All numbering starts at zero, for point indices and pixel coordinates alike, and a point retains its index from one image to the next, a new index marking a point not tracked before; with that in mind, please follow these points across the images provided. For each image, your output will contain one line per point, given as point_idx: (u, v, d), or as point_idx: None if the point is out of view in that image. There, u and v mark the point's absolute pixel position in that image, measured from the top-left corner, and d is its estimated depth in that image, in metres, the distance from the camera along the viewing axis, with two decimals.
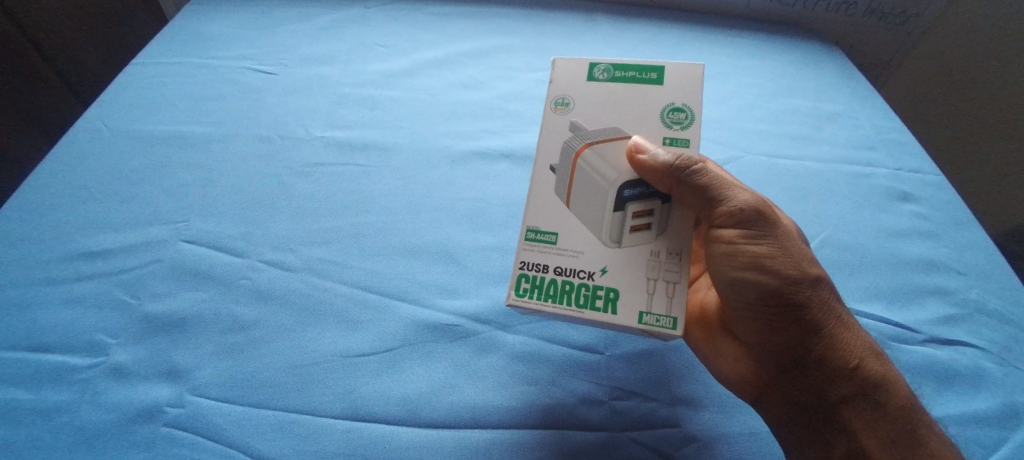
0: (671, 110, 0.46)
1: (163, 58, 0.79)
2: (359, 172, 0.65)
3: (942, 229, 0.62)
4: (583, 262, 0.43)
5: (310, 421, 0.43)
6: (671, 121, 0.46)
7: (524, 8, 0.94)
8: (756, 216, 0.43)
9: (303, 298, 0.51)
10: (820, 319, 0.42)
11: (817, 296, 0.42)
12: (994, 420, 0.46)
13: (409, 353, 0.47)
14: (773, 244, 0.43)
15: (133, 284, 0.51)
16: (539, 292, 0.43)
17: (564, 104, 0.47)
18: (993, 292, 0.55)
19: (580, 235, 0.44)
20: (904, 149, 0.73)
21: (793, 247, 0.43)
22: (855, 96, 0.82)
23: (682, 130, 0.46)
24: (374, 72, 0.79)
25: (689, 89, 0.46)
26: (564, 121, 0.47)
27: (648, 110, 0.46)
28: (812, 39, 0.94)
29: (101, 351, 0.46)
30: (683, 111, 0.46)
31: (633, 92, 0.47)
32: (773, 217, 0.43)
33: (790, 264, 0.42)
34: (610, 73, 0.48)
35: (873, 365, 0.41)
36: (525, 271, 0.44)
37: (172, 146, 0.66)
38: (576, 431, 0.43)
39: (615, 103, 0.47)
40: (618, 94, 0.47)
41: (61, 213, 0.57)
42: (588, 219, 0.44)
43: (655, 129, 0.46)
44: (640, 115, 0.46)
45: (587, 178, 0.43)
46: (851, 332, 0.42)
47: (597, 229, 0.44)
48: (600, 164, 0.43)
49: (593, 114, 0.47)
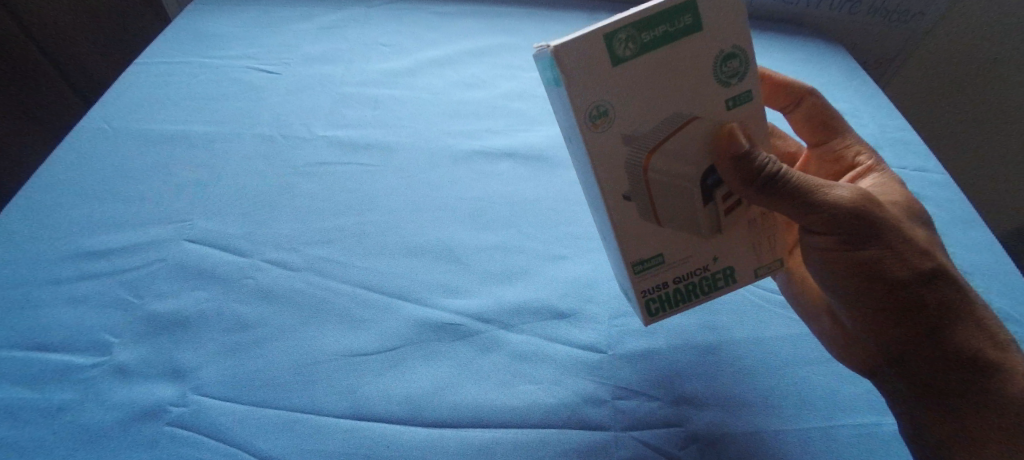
0: (722, 57, 0.38)
1: (166, 58, 0.79)
2: (361, 171, 0.64)
3: (947, 228, 0.62)
4: (698, 259, 0.43)
5: (311, 421, 0.43)
6: (725, 71, 0.39)
7: (525, 6, 0.94)
8: (865, 203, 0.39)
9: (305, 297, 0.51)
10: (943, 309, 0.39)
11: (942, 280, 0.39)
12: None
13: (412, 352, 0.47)
14: (891, 232, 0.39)
15: (136, 283, 0.51)
16: (667, 303, 0.44)
17: (602, 117, 0.37)
18: (998, 291, 0.55)
19: (683, 246, 0.43)
20: (908, 148, 0.72)
21: (901, 240, 0.39)
22: (858, 94, 0.82)
23: (739, 81, 0.39)
24: (375, 71, 0.79)
25: (730, 27, 0.38)
26: (611, 134, 0.37)
27: (698, 68, 0.38)
28: (814, 37, 0.94)
29: (104, 350, 0.46)
30: (734, 56, 0.38)
31: (672, 50, 0.37)
32: (876, 210, 0.39)
33: (913, 251, 0.39)
34: (637, 35, 0.36)
35: (995, 352, 0.38)
36: (650, 294, 0.43)
37: (175, 145, 0.66)
38: (578, 430, 0.43)
39: (656, 82, 0.37)
40: (659, 64, 0.37)
41: (64, 212, 0.57)
42: (681, 221, 0.41)
43: (709, 91, 0.39)
44: (686, 69, 0.38)
45: (667, 189, 0.39)
46: (976, 313, 0.39)
47: (694, 225, 0.42)
48: (676, 164, 0.39)
49: (643, 113, 0.38)
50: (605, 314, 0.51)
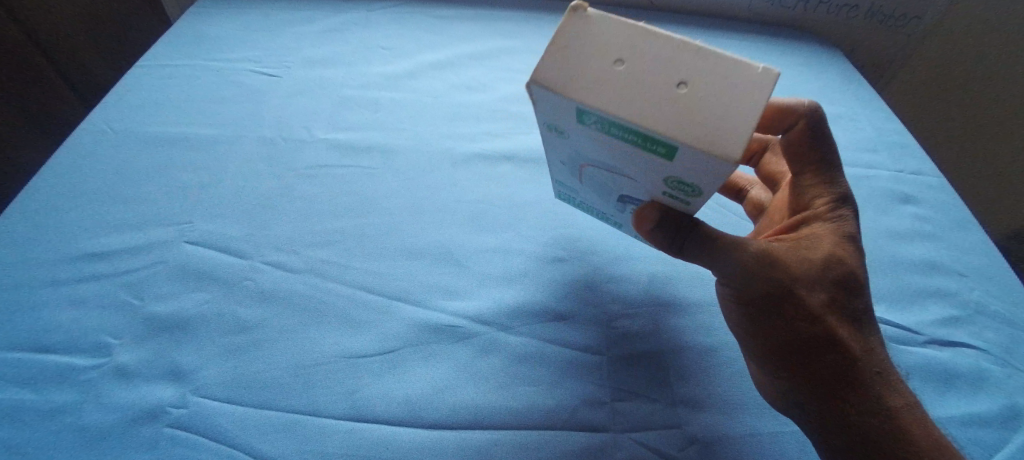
0: (676, 179, 0.39)
1: (167, 60, 0.79)
2: (362, 174, 0.65)
3: (943, 230, 0.62)
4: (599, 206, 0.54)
5: (311, 422, 0.43)
6: (676, 186, 0.40)
7: (525, 10, 0.95)
8: (760, 269, 0.42)
9: (304, 300, 0.51)
10: (828, 374, 0.41)
11: (831, 345, 0.41)
12: (997, 422, 0.45)
13: (411, 354, 0.48)
14: (782, 296, 0.42)
15: (137, 286, 0.52)
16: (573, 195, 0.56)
17: (559, 131, 0.42)
18: (995, 294, 0.55)
19: (592, 196, 0.52)
20: (905, 151, 0.73)
21: (787, 304, 0.42)
22: (855, 98, 0.82)
23: (693, 194, 0.40)
24: (376, 74, 0.79)
25: (705, 175, 0.36)
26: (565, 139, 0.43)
27: (654, 168, 0.39)
28: (813, 41, 0.94)
29: (104, 351, 0.47)
30: (688, 186, 0.39)
31: (637, 152, 0.38)
32: (771, 275, 0.42)
33: (803, 316, 0.42)
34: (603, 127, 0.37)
35: (874, 414, 0.40)
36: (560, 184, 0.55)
37: (176, 148, 0.66)
38: (576, 432, 0.43)
39: (613, 150, 0.39)
40: (619, 147, 0.38)
41: (65, 214, 0.57)
42: (597, 195, 0.51)
43: (654, 182, 0.41)
44: (643, 168, 0.40)
45: (594, 181, 0.48)
46: (866, 385, 0.41)
47: (603, 201, 0.51)
48: (601, 180, 0.46)
49: (590, 148, 0.42)
50: (603, 315, 0.52)
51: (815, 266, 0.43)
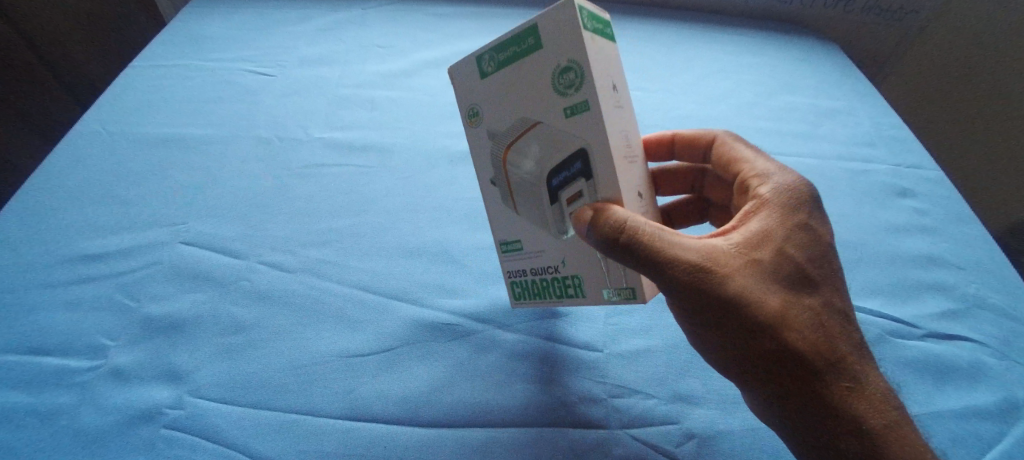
0: (561, 71, 0.38)
1: (163, 60, 0.79)
2: (358, 173, 0.65)
3: (941, 224, 0.62)
4: (546, 260, 0.45)
5: (309, 422, 0.43)
6: (565, 85, 0.38)
7: (522, 7, 0.94)
8: (704, 275, 0.36)
9: (302, 299, 0.51)
10: (797, 380, 0.36)
11: (796, 351, 0.36)
12: (995, 415, 0.45)
13: (409, 353, 0.47)
14: (735, 306, 0.36)
15: (133, 287, 0.51)
16: (529, 293, 0.48)
17: (475, 116, 0.45)
18: (993, 286, 0.55)
19: (536, 236, 0.44)
20: (903, 145, 0.73)
21: (741, 313, 0.36)
22: (853, 92, 0.82)
23: (579, 91, 0.37)
24: (373, 73, 0.79)
25: (575, 36, 0.36)
26: (482, 132, 0.45)
27: (539, 81, 0.39)
28: (810, 36, 0.94)
29: (101, 353, 0.46)
30: (572, 68, 0.37)
31: (516, 69, 0.40)
32: (716, 280, 0.36)
33: (760, 324, 0.36)
34: (495, 59, 0.42)
35: (875, 420, 0.35)
36: (515, 279, 0.49)
37: (172, 149, 0.66)
38: (575, 429, 0.43)
39: (508, 91, 0.42)
40: (509, 76, 0.41)
41: (61, 215, 0.57)
42: (535, 218, 0.43)
43: (555, 103, 0.39)
44: (535, 93, 0.40)
45: (517, 184, 0.42)
46: (842, 379, 0.36)
47: (542, 224, 0.43)
48: (521, 166, 0.41)
49: (499, 115, 0.43)
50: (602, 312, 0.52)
51: (763, 265, 0.37)
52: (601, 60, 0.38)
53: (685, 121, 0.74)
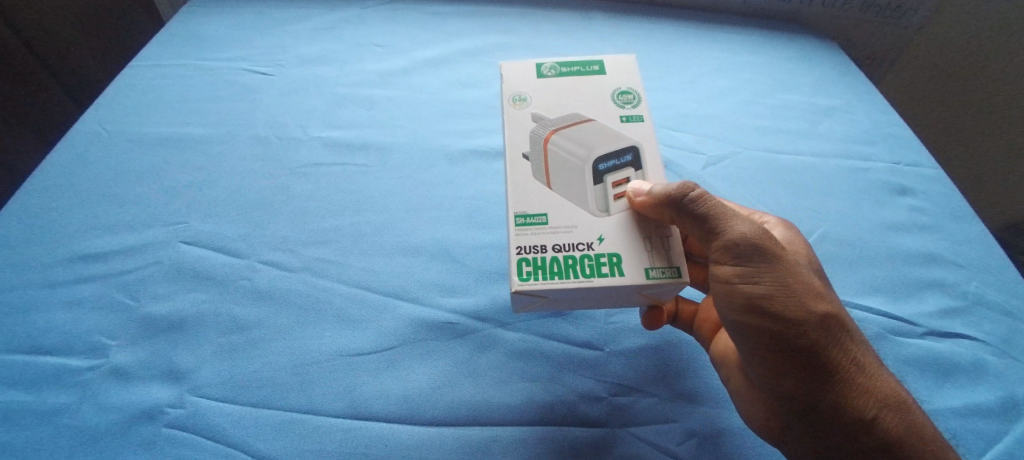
0: (619, 92, 0.51)
1: (161, 60, 0.79)
2: (357, 172, 0.65)
3: (940, 222, 0.62)
4: (579, 235, 0.42)
5: (309, 421, 0.43)
6: (624, 100, 0.50)
7: (521, 6, 0.94)
8: (767, 242, 0.40)
9: (301, 297, 0.51)
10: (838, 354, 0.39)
11: (841, 322, 0.39)
12: (995, 413, 0.46)
13: (409, 351, 0.47)
14: (791, 272, 0.39)
15: (133, 286, 0.51)
16: (544, 272, 0.41)
17: (522, 101, 0.50)
18: (992, 284, 0.56)
19: (568, 212, 0.44)
20: (902, 143, 0.73)
21: (796, 279, 0.39)
22: (852, 90, 0.82)
23: (634, 108, 0.50)
24: (372, 72, 0.79)
25: (630, 76, 0.52)
26: (526, 114, 0.49)
27: (600, 94, 0.50)
28: (809, 35, 0.94)
29: (100, 353, 0.46)
30: (630, 92, 0.51)
31: (582, 81, 0.52)
32: (776, 248, 0.39)
33: (813, 292, 0.39)
34: (557, 70, 0.52)
35: (889, 410, 0.38)
36: (525, 255, 0.42)
37: (171, 148, 0.66)
38: (576, 428, 0.43)
39: (567, 93, 0.51)
40: (574, 85, 0.51)
41: (60, 215, 0.57)
42: (573, 194, 0.44)
43: (611, 110, 0.49)
44: (595, 99, 0.50)
45: (560, 159, 0.44)
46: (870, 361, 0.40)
47: (582, 202, 0.44)
48: (570, 146, 0.44)
49: (553, 105, 0.49)
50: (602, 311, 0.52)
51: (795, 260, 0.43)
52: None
53: (684, 119, 0.74)
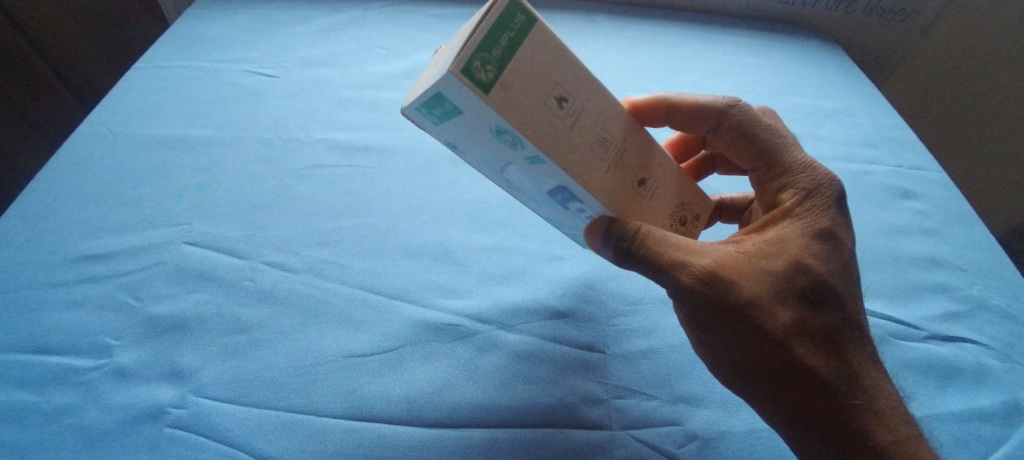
0: (497, 133, 0.34)
1: (165, 62, 0.79)
2: (359, 174, 0.65)
3: (943, 225, 0.62)
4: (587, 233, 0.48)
5: (310, 421, 0.43)
6: (507, 138, 0.34)
7: None
8: (718, 284, 0.38)
9: (304, 298, 0.51)
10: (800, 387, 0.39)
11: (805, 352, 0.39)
12: (997, 417, 0.45)
13: (411, 352, 0.48)
14: (745, 312, 0.39)
15: (137, 286, 0.52)
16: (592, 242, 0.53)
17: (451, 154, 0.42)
18: (995, 287, 0.55)
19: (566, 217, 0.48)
20: (904, 146, 0.73)
21: (745, 319, 0.39)
22: (854, 93, 0.82)
23: (525, 146, 0.35)
24: (374, 75, 0.79)
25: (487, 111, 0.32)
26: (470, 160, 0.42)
27: (482, 138, 0.35)
28: (811, 37, 0.94)
29: (104, 353, 0.47)
30: (506, 130, 0.34)
31: (459, 127, 0.35)
32: (724, 290, 0.38)
33: (767, 330, 0.39)
34: (430, 117, 0.35)
35: (858, 444, 0.37)
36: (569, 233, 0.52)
37: (175, 150, 0.66)
38: (577, 430, 0.43)
39: (466, 142, 0.37)
40: (457, 133, 0.36)
41: (64, 216, 0.57)
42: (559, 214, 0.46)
43: (511, 154, 0.37)
44: (489, 146, 0.36)
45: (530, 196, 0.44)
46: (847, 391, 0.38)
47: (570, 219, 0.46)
48: (525, 189, 0.42)
49: (471, 154, 0.39)
50: (603, 313, 0.52)
51: (777, 278, 0.39)
52: (528, 73, 0.33)
53: None
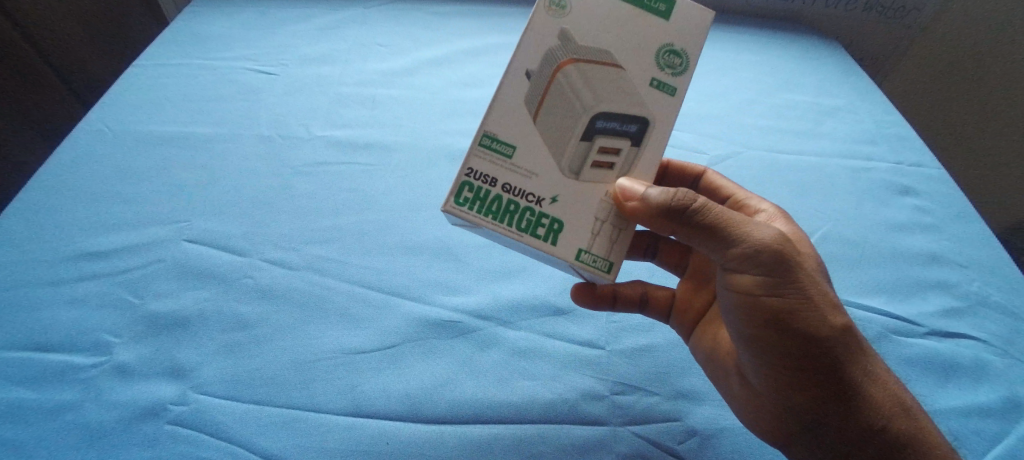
0: (667, 50, 0.44)
1: (164, 59, 0.79)
2: (359, 171, 0.65)
3: (943, 222, 0.62)
4: (535, 185, 0.42)
5: (311, 418, 0.43)
6: (665, 63, 0.44)
7: (522, 6, 0.94)
8: (774, 262, 0.37)
9: (304, 295, 0.51)
10: (829, 380, 0.39)
11: (842, 344, 0.39)
12: (997, 414, 0.45)
13: (411, 349, 0.48)
14: (794, 296, 0.38)
15: (137, 284, 0.52)
16: (480, 203, 0.42)
17: (560, 7, 0.44)
18: (995, 284, 0.55)
19: (540, 154, 0.42)
20: (904, 143, 0.73)
21: (813, 287, 0.39)
22: (854, 90, 0.82)
23: (674, 75, 0.44)
24: (373, 72, 0.79)
25: (690, 41, 0.45)
26: (552, 25, 0.44)
27: (640, 50, 0.44)
28: (811, 34, 0.94)
29: (105, 350, 0.47)
30: (679, 55, 0.44)
31: (636, 14, 0.44)
32: (797, 256, 0.39)
33: (815, 318, 0.38)
34: None
35: (901, 415, 0.39)
36: (472, 179, 0.42)
37: (174, 147, 0.66)
38: (578, 426, 0.43)
39: (611, 26, 0.44)
40: (621, 13, 0.44)
41: (63, 213, 0.57)
42: (553, 145, 0.42)
43: (645, 67, 0.44)
44: (636, 44, 0.44)
45: (564, 94, 0.42)
46: (869, 386, 0.39)
47: (558, 154, 0.42)
48: (580, 84, 0.42)
49: (583, 36, 0.44)
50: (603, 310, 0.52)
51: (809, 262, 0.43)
52: None
53: (684, 117, 0.74)
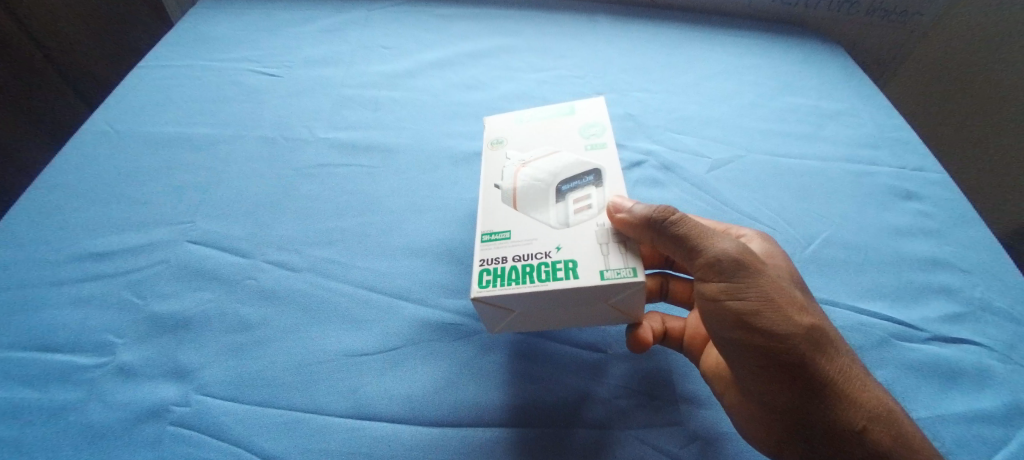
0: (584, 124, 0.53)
1: (169, 61, 0.79)
2: (362, 173, 0.65)
3: (946, 227, 0.62)
4: (537, 245, 0.44)
5: (314, 420, 0.43)
6: (588, 131, 0.52)
7: (524, 9, 0.95)
8: (734, 267, 0.40)
9: (306, 297, 0.52)
10: (805, 383, 0.38)
11: (814, 346, 0.39)
12: (1000, 420, 0.45)
13: (413, 351, 0.48)
14: (758, 298, 0.39)
15: (141, 285, 0.52)
16: (502, 278, 0.42)
17: (498, 142, 0.53)
18: (998, 289, 0.55)
19: (528, 226, 0.45)
20: (906, 147, 0.73)
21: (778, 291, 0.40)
22: (855, 94, 0.82)
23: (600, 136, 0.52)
24: (376, 74, 0.79)
25: (598, 110, 0.55)
26: (501, 152, 0.53)
27: (568, 129, 0.53)
28: (813, 38, 0.94)
29: (108, 350, 0.47)
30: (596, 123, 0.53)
31: (551, 121, 0.55)
32: (758, 264, 0.41)
33: (783, 320, 0.39)
34: (531, 113, 0.56)
35: (884, 420, 0.37)
36: (486, 265, 0.43)
37: (178, 148, 0.66)
38: (579, 430, 0.43)
39: (540, 131, 0.54)
40: (542, 122, 0.55)
41: (68, 214, 0.57)
42: (536, 214, 0.46)
43: (575, 139, 0.52)
44: (563, 130, 0.53)
45: (529, 188, 0.47)
46: (853, 384, 0.38)
47: (545, 219, 0.46)
48: (536, 177, 0.47)
49: (526, 143, 0.53)
50: None
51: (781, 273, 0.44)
52: None
53: (686, 122, 0.75)
